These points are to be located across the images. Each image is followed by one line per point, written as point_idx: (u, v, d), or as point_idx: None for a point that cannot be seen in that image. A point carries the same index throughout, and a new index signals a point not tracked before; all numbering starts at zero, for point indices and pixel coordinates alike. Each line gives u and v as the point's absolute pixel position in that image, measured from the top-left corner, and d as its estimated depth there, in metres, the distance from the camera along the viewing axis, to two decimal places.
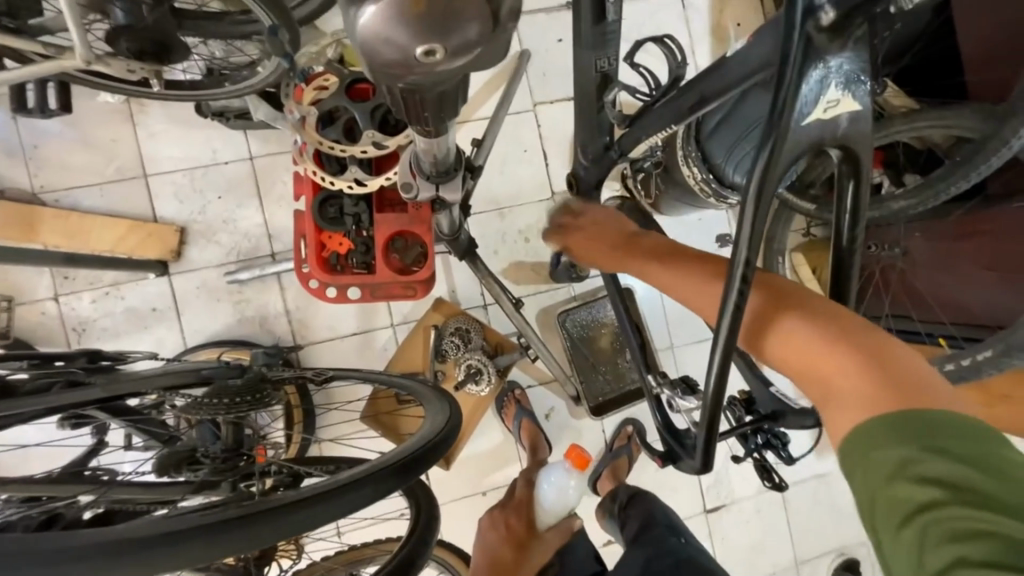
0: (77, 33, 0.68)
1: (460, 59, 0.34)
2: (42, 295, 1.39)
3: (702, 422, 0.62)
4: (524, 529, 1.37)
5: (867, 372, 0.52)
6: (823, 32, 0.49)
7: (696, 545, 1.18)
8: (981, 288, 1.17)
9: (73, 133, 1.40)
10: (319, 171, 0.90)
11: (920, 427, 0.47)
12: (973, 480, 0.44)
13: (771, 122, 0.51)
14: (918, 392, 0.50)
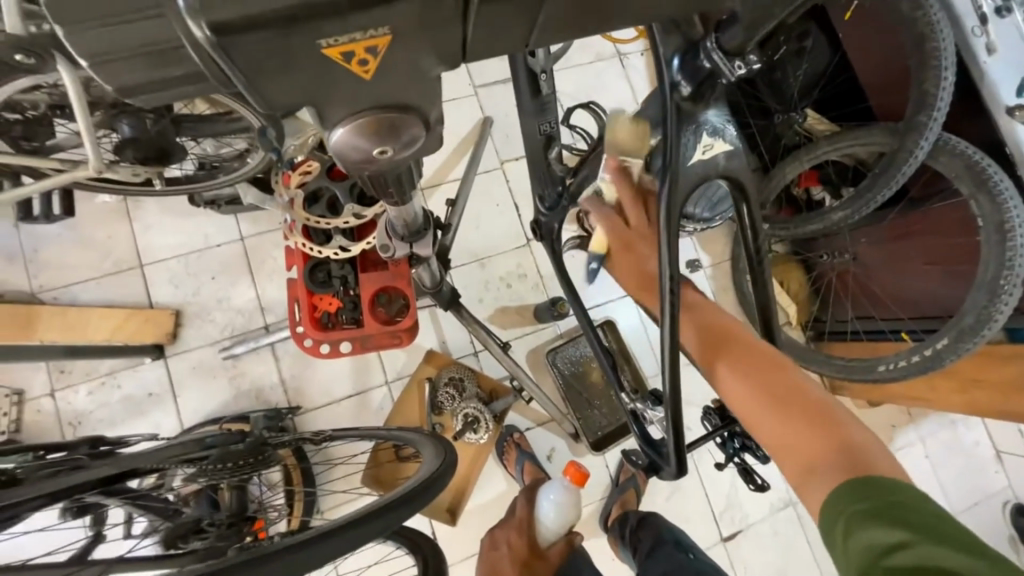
0: (93, 148, 0.76)
1: (411, 148, 0.40)
2: (39, 392, 1.41)
3: (670, 432, 0.67)
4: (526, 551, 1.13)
5: (824, 441, 0.65)
6: (688, 101, 0.59)
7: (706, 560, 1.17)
8: (926, 282, 1.28)
9: (72, 233, 1.49)
10: (307, 243, 0.99)
11: (881, 485, 0.59)
12: (923, 523, 0.56)
13: (668, 168, 0.61)
14: (867, 456, 0.63)
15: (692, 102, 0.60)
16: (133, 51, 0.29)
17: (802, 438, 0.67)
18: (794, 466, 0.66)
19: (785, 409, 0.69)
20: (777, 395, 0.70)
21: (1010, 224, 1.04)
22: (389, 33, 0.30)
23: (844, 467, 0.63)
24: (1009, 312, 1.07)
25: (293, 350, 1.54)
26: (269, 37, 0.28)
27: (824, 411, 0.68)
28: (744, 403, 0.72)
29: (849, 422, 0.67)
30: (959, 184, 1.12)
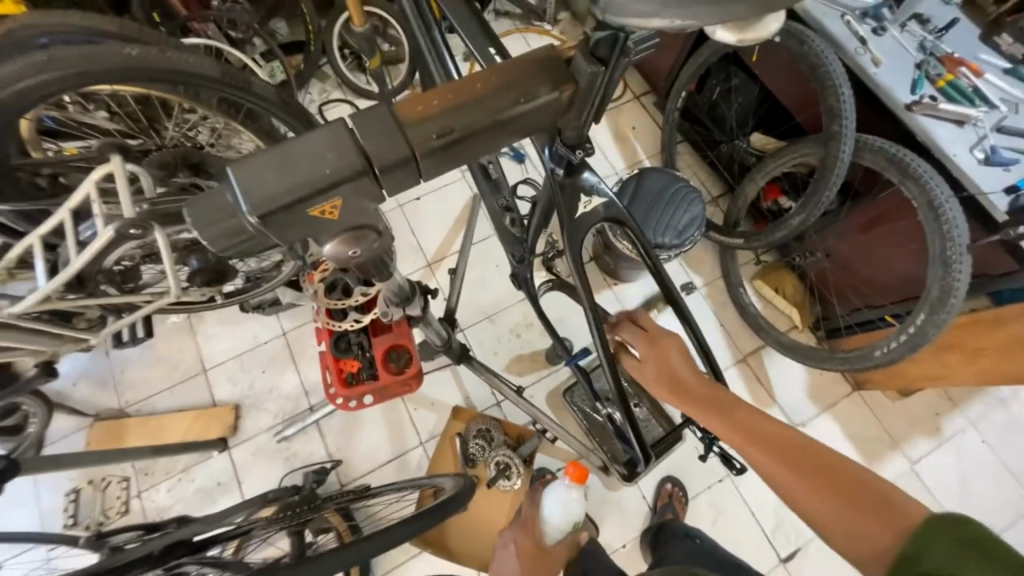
0: (173, 278, 1.01)
1: (366, 244, 0.47)
2: (127, 495, 1.62)
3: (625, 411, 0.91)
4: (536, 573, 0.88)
5: (881, 521, 0.66)
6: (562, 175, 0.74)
7: (711, 543, 1.10)
8: (895, 263, 1.40)
9: (149, 352, 1.79)
10: (329, 321, 1.19)
11: (933, 534, 0.61)
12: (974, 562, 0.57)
13: (571, 224, 0.78)
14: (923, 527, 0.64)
15: (567, 176, 0.75)
16: (221, 228, 0.39)
17: (865, 526, 0.66)
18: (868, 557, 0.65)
19: (828, 487, 0.70)
20: (822, 483, 0.71)
21: (937, 202, 1.16)
22: (339, 196, 0.40)
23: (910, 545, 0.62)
24: (969, 279, 1.16)
25: (336, 424, 1.72)
26: (277, 216, 0.39)
27: (866, 486, 0.70)
28: (799, 497, 0.72)
29: (893, 494, 0.68)
30: (887, 174, 1.25)
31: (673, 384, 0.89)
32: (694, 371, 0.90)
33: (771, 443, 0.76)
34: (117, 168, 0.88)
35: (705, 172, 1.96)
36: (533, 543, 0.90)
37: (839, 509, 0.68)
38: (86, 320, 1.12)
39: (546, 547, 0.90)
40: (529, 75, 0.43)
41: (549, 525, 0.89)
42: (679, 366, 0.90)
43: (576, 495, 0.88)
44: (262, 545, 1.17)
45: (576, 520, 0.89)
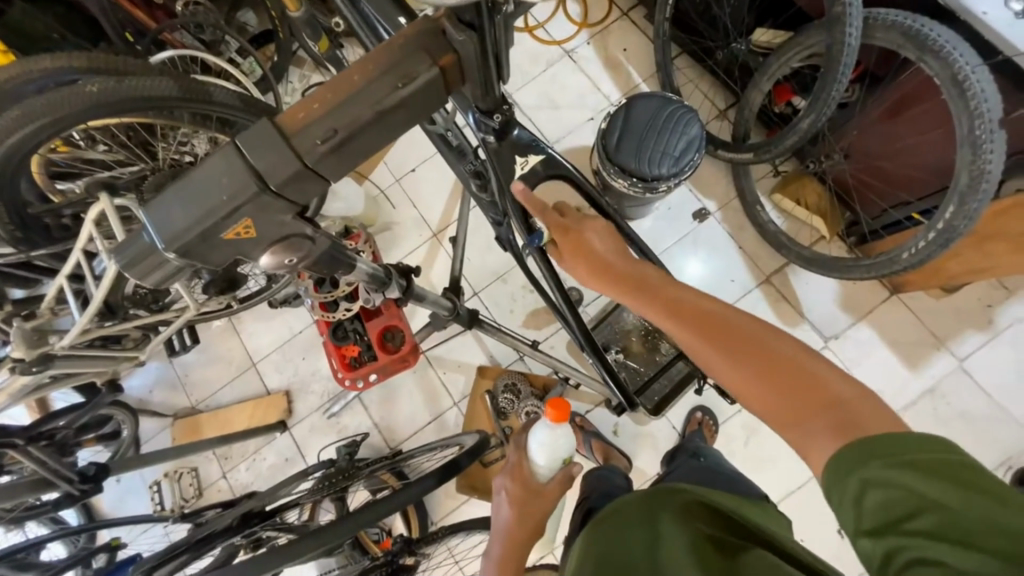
0: (187, 294, 1.09)
1: (298, 251, 0.50)
2: (215, 477, 1.87)
3: (618, 380, 1.03)
4: (530, 513, 0.94)
5: (807, 401, 0.55)
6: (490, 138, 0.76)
7: (717, 460, 1.12)
8: (922, 154, 1.28)
9: (204, 355, 1.98)
10: (325, 314, 1.22)
11: (893, 447, 0.48)
12: (949, 497, 0.44)
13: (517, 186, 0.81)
14: (856, 412, 0.52)
15: (502, 140, 0.77)
16: (152, 264, 0.43)
17: (796, 409, 0.55)
18: (794, 429, 0.54)
19: (759, 370, 0.59)
20: (746, 360, 0.60)
21: (963, 76, 1.02)
22: (246, 217, 0.42)
23: (832, 424, 0.52)
24: (1002, 159, 1.05)
25: (375, 396, 1.86)
26: (193, 247, 0.42)
27: (798, 367, 0.58)
28: (724, 376, 0.62)
29: (827, 375, 0.56)
30: (905, 53, 1.11)
31: (601, 267, 0.79)
32: (621, 255, 0.80)
33: (700, 317, 0.66)
34: (108, 204, 0.94)
35: (709, 86, 1.79)
36: (523, 486, 0.96)
37: (767, 390, 0.57)
38: (133, 339, 1.26)
39: (536, 486, 0.95)
40: (404, 56, 0.42)
41: (539, 465, 0.95)
42: (606, 251, 0.81)
43: (560, 431, 0.93)
44: (322, 505, 1.35)
45: (563, 456, 0.94)
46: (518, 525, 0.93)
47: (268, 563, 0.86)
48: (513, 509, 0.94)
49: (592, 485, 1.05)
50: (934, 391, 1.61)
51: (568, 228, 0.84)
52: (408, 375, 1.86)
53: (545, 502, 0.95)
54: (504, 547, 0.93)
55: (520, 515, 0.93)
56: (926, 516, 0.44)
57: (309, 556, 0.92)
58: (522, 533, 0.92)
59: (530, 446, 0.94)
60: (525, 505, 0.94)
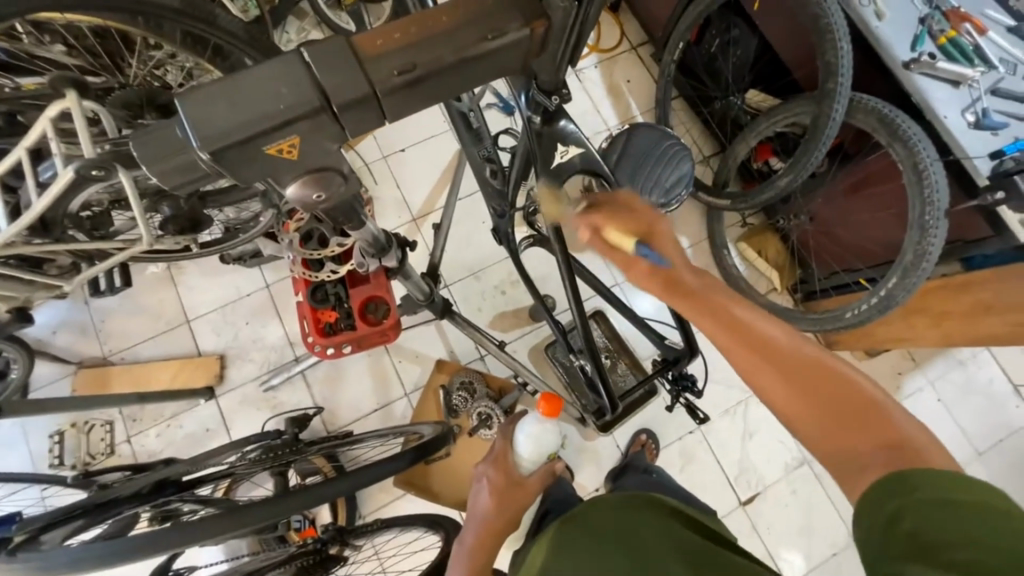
0: (144, 225, 0.98)
1: (330, 189, 0.46)
2: (117, 440, 1.66)
3: (605, 385, 1.08)
4: (508, 506, 0.91)
5: (867, 433, 0.58)
6: (538, 120, 0.78)
7: (668, 478, 1.15)
8: (875, 228, 1.43)
9: (130, 302, 1.77)
10: (306, 271, 1.14)
11: (927, 480, 0.52)
12: (971, 535, 0.47)
13: (539, 177, 0.81)
14: (912, 446, 0.56)
15: (545, 124, 0.79)
16: (175, 163, 0.39)
17: (852, 442, 0.58)
18: (852, 466, 0.57)
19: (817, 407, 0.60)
20: (818, 399, 0.60)
21: (922, 166, 1.17)
22: (296, 134, 0.39)
23: (882, 462, 0.56)
24: (943, 243, 1.20)
25: (321, 375, 1.75)
26: (230, 152, 0.38)
27: (864, 400, 0.60)
28: (786, 405, 0.62)
29: (870, 400, 0.59)
30: (877, 136, 1.25)
31: (666, 267, 0.67)
32: (688, 262, 0.68)
33: (770, 341, 0.63)
34: (75, 105, 0.83)
35: (698, 132, 1.92)
36: (506, 476, 0.94)
37: (820, 421, 0.59)
38: (58, 267, 1.10)
39: (519, 479, 0.94)
40: (498, 9, 0.41)
41: (522, 457, 0.94)
42: (676, 255, 0.68)
43: (549, 426, 0.94)
44: (250, 481, 1.23)
45: (548, 452, 0.94)
46: (497, 515, 0.90)
47: (183, 538, 0.78)
48: (493, 498, 0.92)
49: (548, 491, 1.05)
50: None
51: (642, 224, 0.69)
52: (360, 357, 1.77)
53: (526, 497, 0.93)
54: (478, 538, 0.89)
55: (500, 505, 0.91)
56: (952, 547, 0.47)
57: (244, 532, 0.84)
58: (500, 524, 0.89)
59: (517, 435, 0.94)
60: (507, 494, 0.92)
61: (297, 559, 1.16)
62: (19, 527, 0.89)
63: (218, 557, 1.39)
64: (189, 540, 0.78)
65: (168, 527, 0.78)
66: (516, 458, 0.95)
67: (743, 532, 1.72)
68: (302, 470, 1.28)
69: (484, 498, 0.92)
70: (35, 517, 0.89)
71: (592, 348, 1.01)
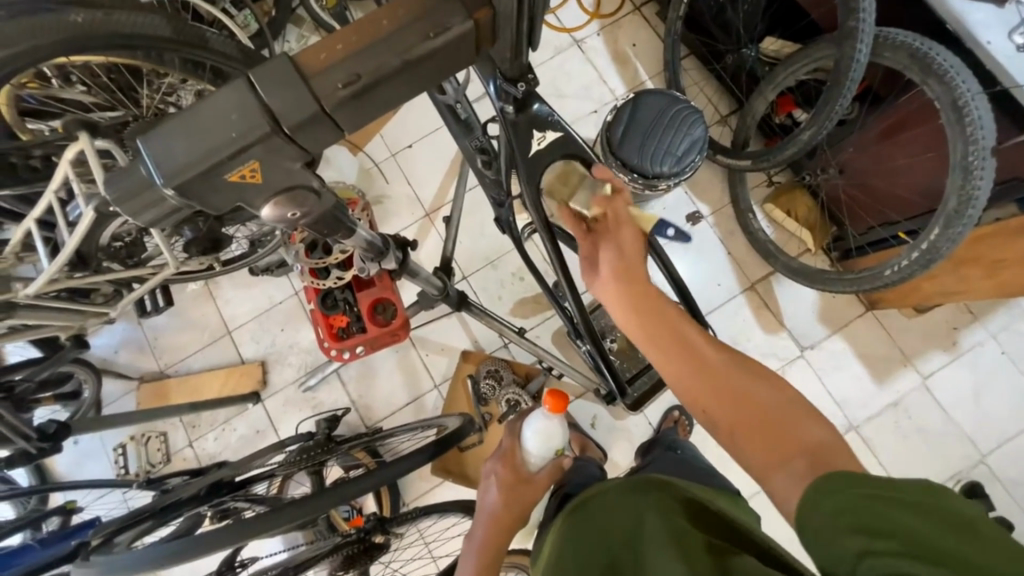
0: (169, 250, 1.04)
1: (304, 206, 0.47)
2: (181, 445, 1.81)
3: (613, 368, 1.08)
4: (514, 499, 0.93)
5: (783, 440, 0.62)
6: (513, 109, 0.78)
7: (692, 453, 1.14)
8: (914, 175, 1.31)
9: (176, 319, 1.90)
10: (315, 280, 1.17)
11: (868, 479, 0.52)
12: (928, 531, 0.47)
13: (528, 166, 0.81)
14: (826, 451, 0.59)
15: (520, 112, 0.79)
16: (152, 198, 0.41)
17: (772, 445, 0.62)
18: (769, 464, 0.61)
19: (734, 409, 0.65)
20: (738, 402, 0.66)
21: (963, 103, 1.05)
22: (253, 158, 0.40)
23: (808, 466, 0.58)
24: (990, 186, 1.09)
25: (355, 373, 1.83)
26: (193, 185, 0.40)
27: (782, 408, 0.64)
28: (715, 409, 0.67)
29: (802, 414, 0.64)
30: (909, 74, 1.14)
31: (625, 272, 0.73)
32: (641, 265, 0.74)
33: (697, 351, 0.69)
34: (89, 146, 0.88)
35: (712, 89, 1.80)
36: (513, 472, 0.96)
37: (746, 424, 0.64)
38: (104, 295, 1.20)
39: (525, 474, 0.96)
40: (436, 6, 0.40)
41: (529, 453, 0.95)
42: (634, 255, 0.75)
43: (554, 421, 0.93)
44: (295, 479, 1.32)
45: (556, 446, 0.94)
46: (504, 508, 0.94)
47: (230, 538, 0.83)
48: (501, 493, 0.95)
49: (572, 474, 1.06)
50: (897, 405, 1.69)
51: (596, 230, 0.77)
52: (389, 353, 1.84)
53: (534, 490, 0.95)
54: (486, 530, 0.94)
55: (507, 498, 0.94)
56: (908, 539, 0.47)
57: (288, 528, 0.90)
58: (507, 519, 0.93)
59: (523, 432, 0.94)
60: (513, 489, 0.94)
61: (342, 548, 1.22)
62: (96, 531, 1.00)
63: (278, 546, 1.50)
64: (237, 537, 0.83)
65: (214, 529, 0.83)
66: (525, 451, 0.96)
67: (787, 502, 1.67)
68: (341, 463, 1.35)
69: (492, 496, 0.95)
70: (111, 520, 1.00)
71: (591, 329, 1.01)
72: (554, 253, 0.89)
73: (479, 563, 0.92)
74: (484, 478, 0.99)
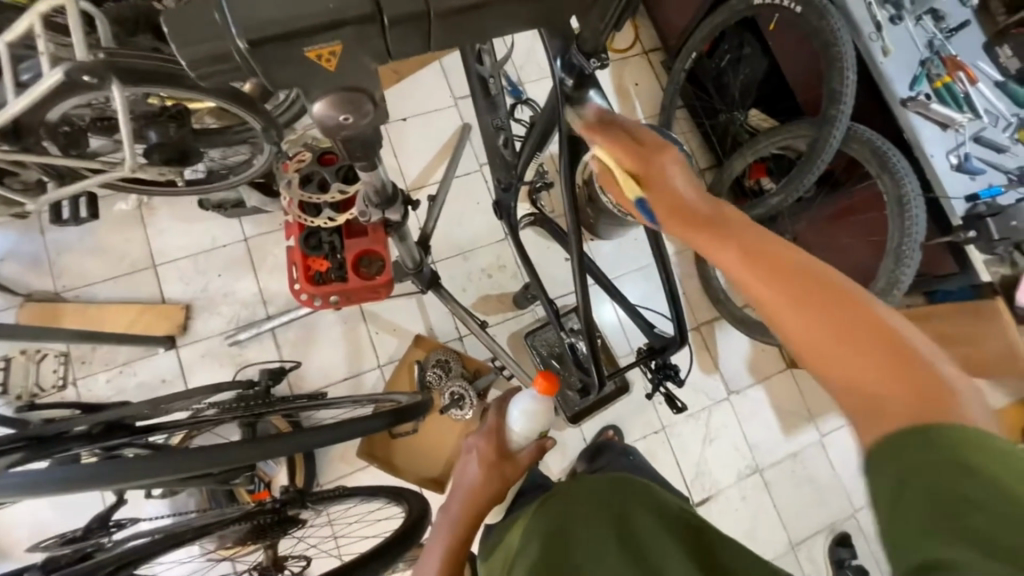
0: (127, 149, 0.91)
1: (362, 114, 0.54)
2: (61, 381, 1.55)
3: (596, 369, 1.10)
4: (497, 476, 0.91)
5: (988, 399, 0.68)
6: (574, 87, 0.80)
7: (637, 461, 1.19)
8: (856, 255, 1.51)
9: (91, 238, 1.66)
10: (303, 215, 1.09)
11: None
12: None
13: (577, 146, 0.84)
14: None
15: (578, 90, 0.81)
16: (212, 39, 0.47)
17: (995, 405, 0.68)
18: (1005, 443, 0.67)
19: None
20: None
21: (906, 199, 1.24)
22: (341, 39, 0.48)
23: None
24: (912, 276, 1.27)
25: (292, 336, 1.69)
26: (269, 46, 0.47)
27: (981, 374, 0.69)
28: None
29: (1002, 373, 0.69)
30: (869, 166, 1.32)
31: None
32: None
33: None
34: (67, 6, 0.76)
35: (696, 143, 1.94)
36: (496, 450, 0.94)
37: None
38: (20, 183, 1.02)
39: (508, 452, 0.94)
40: None
41: (514, 431, 0.95)
42: None
43: (544, 405, 0.95)
44: (210, 433, 1.18)
45: (542, 427, 0.96)
46: (484, 488, 0.90)
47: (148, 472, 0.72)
48: (482, 471, 0.91)
49: None
50: (796, 455, 1.89)
51: None
52: (336, 322, 1.73)
53: (513, 471, 0.93)
54: (464, 508, 0.87)
55: (488, 477, 0.90)
56: None
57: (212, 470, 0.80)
58: (489, 496, 0.89)
59: (509, 410, 0.96)
60: (496, 467, 0.92)
61: (251, 517, 1.10)
62: None
63: (161, 511, 1.32)
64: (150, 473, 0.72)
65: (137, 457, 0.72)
66: (512, 428, 0.96)
67: None
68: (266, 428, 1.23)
69: (473, 472, 0.91)
70: None
71: (585, 332, 1.05)
72: (572, 244, 0.90)
73: (456, 542, 0.84)
74: (462, 454, 0.95)
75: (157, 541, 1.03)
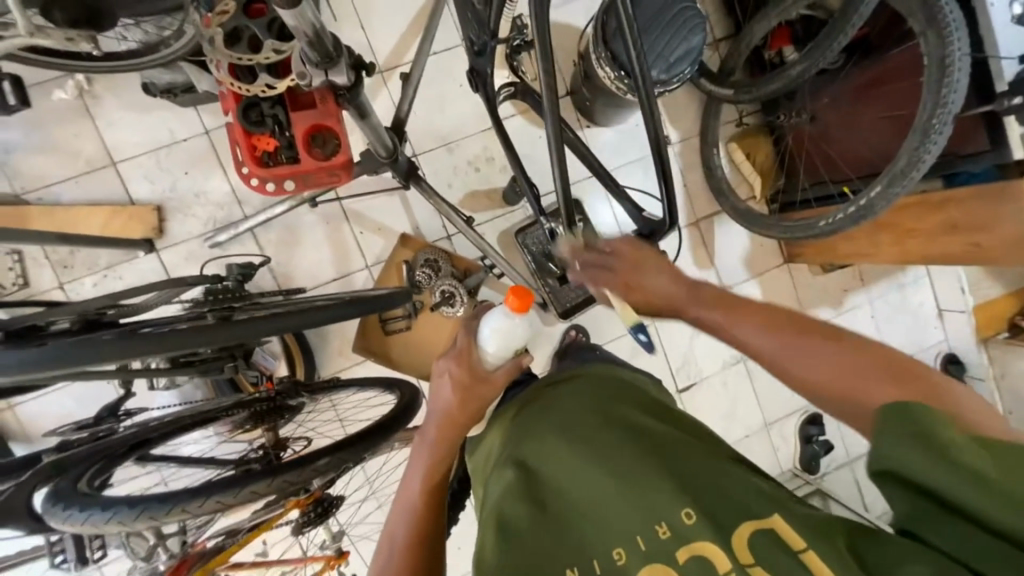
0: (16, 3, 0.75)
1: None
2: (48, 285, 1.54)
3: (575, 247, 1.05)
4: (468, 399, 0.89)
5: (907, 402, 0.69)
6: None
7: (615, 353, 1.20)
8: (875, 134, 1.36)
9: (38, 134, 1.51)
10: (235, 82, 0.95)
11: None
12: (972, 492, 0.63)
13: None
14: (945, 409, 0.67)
15: None
16: None
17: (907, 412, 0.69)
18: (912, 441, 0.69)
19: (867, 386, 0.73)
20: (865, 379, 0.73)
21: (949, 62, 1.07)
22: None
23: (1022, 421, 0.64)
24: (938, 152, 1.14)
25: (274, 237, 1.63)
26: None
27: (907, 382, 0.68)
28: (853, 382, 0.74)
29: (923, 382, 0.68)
30: (914, 21, 1.12)
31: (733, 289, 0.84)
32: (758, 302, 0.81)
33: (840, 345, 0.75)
34: None
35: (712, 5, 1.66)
36: (469, 372, 0.91)
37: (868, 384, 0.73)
38: None
39: (482, 374, 0.92)
40: None
41: (487, 352, 0.93)
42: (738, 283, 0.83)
43: (516, 322, 0.93)
44: None
45: (515, 346, 0.93)
46: (458, 409, 0.90)
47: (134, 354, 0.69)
48: (455, 393, 0.90)
49: None
50: None
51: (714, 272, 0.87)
52: (317, 221, 1.66)
53: (489, 390, 0.92)
54: (440, 431, 0.89)
55: (462, 401, 0.90)
56: None
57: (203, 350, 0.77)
58: (462, 420, 0.89)
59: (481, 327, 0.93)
60: (469, 391, 0.90)
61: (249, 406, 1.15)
62: None
63: (170, 402, 1.39)
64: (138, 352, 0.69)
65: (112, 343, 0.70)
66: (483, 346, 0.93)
67: None
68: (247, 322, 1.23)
69: (445, 397, 0.90)
70: None
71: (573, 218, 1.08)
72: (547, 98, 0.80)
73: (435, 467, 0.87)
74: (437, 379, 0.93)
75: (164, 425, 1.09)
